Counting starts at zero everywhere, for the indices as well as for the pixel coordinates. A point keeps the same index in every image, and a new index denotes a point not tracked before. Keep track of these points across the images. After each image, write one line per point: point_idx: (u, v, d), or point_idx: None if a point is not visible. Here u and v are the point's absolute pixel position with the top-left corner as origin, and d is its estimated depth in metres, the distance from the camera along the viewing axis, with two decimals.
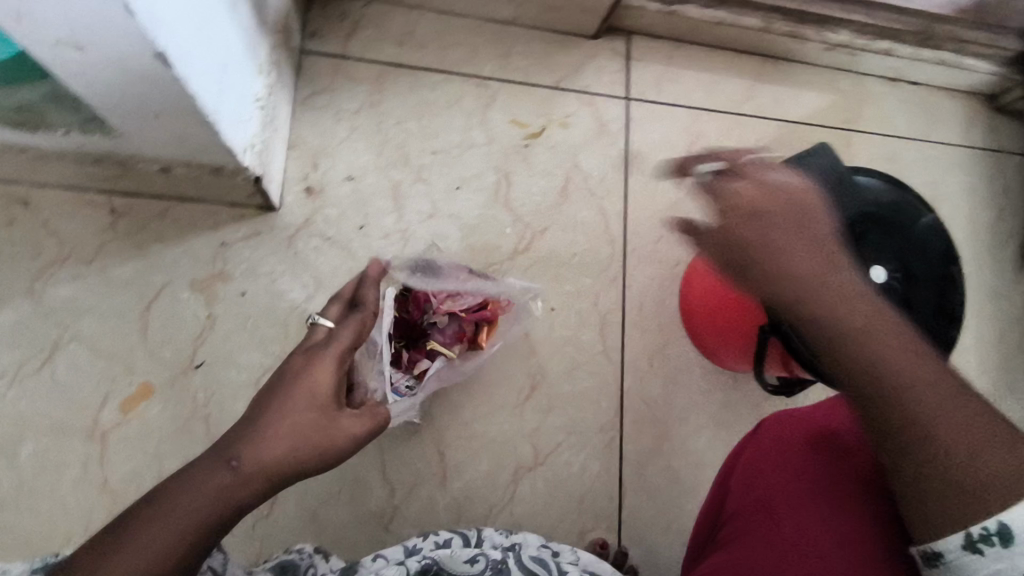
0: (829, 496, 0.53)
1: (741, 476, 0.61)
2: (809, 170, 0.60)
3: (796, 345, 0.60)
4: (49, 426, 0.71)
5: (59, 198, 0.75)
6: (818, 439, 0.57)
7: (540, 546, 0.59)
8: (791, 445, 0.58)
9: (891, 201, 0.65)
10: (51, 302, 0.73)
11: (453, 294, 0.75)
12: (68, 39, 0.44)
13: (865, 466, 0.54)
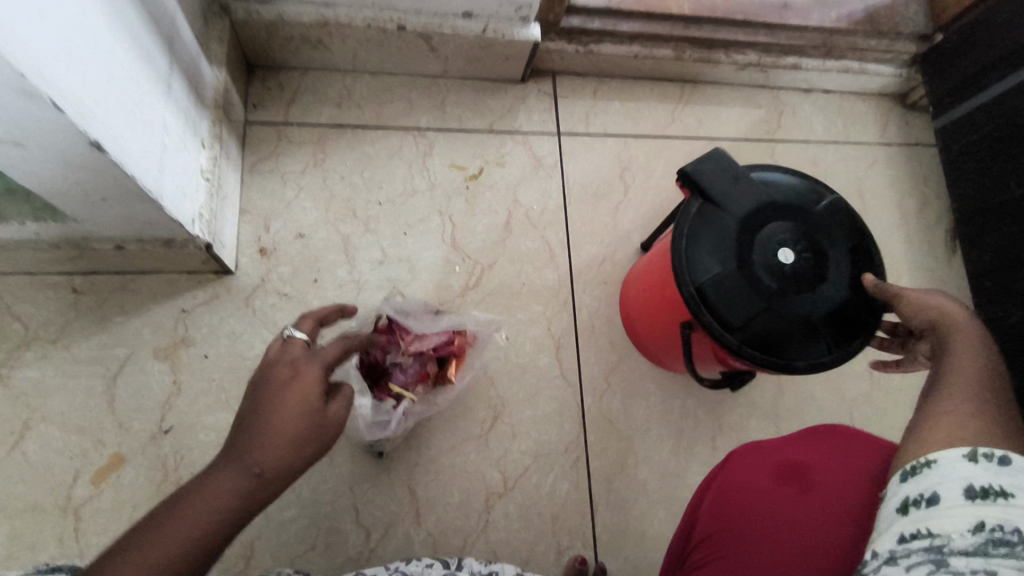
0: (798, 530, 0.51)
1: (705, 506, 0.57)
2: (703, 178, 0.67)
3: (720, 332, 0.63)
4: (24, 506, 0.73)
5: (20, 284, 0.78)
6: (784, 467, 0.55)
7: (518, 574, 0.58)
8: (758, 477, 0.55)
9: (788, 189, 0.68)
10: (18, 384, 0.76)
11: (419, 336, 0.79)
12: (7, 138, 0.48)
13: (834, 501, 0.52)
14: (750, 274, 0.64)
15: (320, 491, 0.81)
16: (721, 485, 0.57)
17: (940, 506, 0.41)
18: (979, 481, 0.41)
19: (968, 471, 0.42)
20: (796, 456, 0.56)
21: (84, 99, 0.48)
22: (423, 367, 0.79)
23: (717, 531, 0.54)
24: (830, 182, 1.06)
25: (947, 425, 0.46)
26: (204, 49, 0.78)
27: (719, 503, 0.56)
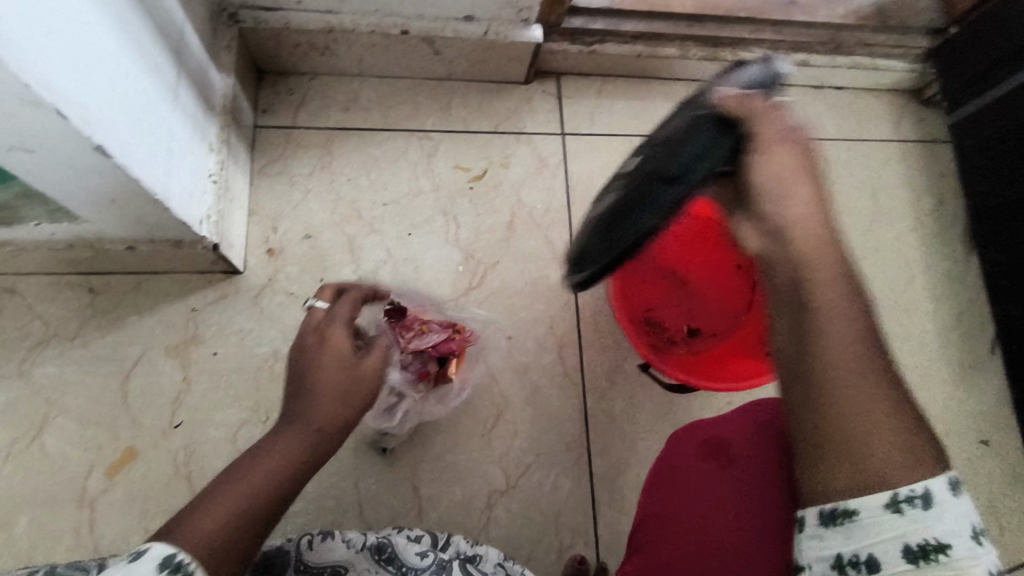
0: (722, 506, 0.55)
1: (649, 488, 0.63)
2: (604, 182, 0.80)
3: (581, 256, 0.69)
4: (42, 497, 0.76)
5: (41, 284, 0.82)
6: (709, 444, 0.60)
7: (497, 563, 0.61)
8: (687, 458, 0.60)
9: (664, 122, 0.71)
10: (39, 380, 0.79)
11: (419, 335, 0.77)
12: (18, 144, 0.51)
13: (754, 475, 0.56)
14: (633, 170, 0.68)
15: (325, 487, 0.83)
16: (658, 472, 0.62)
17: (881, 573, 0.40)
18: (915, 539, 0.40)
19: (896, 528, 0.41)
20: (722, 432, 0.60)
21: (88, 106, 0.51)
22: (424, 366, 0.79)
23: (656, 516, 0.59)
24: (840, 180, 1.05)
25: (841, 441, 0.44)
26: (213, 57, 0.81)
27: (656, 489, 0.61)
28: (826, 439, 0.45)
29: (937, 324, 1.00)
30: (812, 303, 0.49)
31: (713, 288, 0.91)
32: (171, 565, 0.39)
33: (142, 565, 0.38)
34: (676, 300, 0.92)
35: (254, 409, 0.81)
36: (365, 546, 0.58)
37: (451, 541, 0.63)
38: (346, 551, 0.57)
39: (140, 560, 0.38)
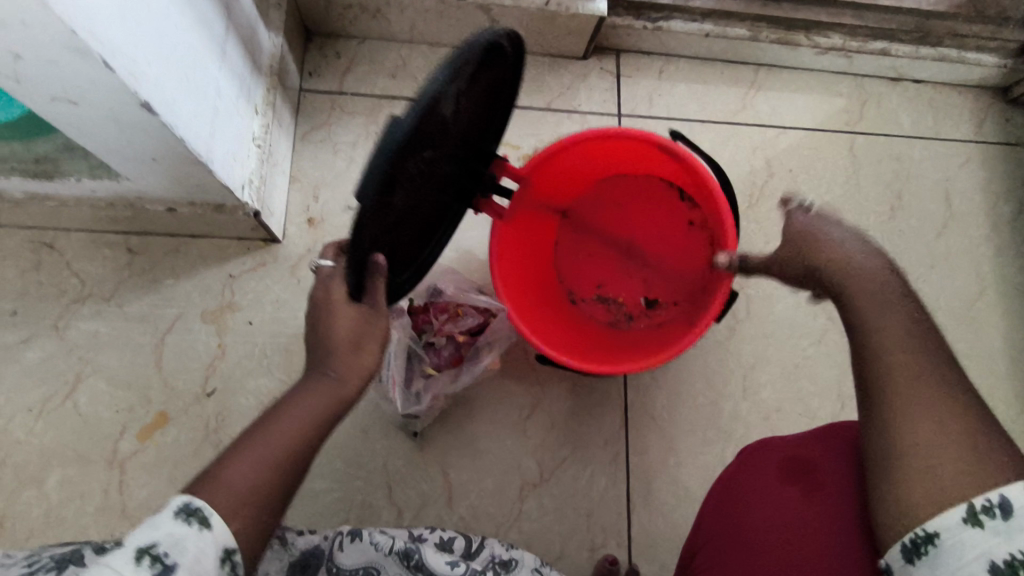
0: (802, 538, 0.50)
1: (714, 504, 0.58)
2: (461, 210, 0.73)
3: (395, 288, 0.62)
4: (74, 456, 0.75)
5: (79, 239, 0.80)
6: (791, 465, 0.54)
7: (535, 568, 0.60)
8: (765, 475, 0.55)
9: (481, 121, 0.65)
10: (74, 337, 0.78)
11: (453, 317, 0.78)
12: (62, 95, 0.48)
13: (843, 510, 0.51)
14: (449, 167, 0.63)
15: (355, 466, 0.81)
16: (727, 487, 0.58)
17: None
18: (1000, 554, 0.39)
19: (977, 543, 0.39)
20: (805, 451, 0.55)
21: (136, 59, 0.48)
22: (458, 353, 0.78)
23: (718, 536, 0.55)
24: (912, 181, 0.98)
25: (926, 449, 0.43)
26: (262, 15, 0.77)
27: (724, 505, 0.56)
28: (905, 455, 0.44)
29: (1007, 342, 0.94)
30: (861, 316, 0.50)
31: (661, 248, 0.86)
32: (187, 511, 0.41)
33: (161, 515, 0.40)
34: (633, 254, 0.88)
35: (286, 382, 0.79)
36: (394, 550, 0.57)
37: (485, 545, 0.62)
38: (375, 555, 0.56)
39: (161, 511, 0.41)
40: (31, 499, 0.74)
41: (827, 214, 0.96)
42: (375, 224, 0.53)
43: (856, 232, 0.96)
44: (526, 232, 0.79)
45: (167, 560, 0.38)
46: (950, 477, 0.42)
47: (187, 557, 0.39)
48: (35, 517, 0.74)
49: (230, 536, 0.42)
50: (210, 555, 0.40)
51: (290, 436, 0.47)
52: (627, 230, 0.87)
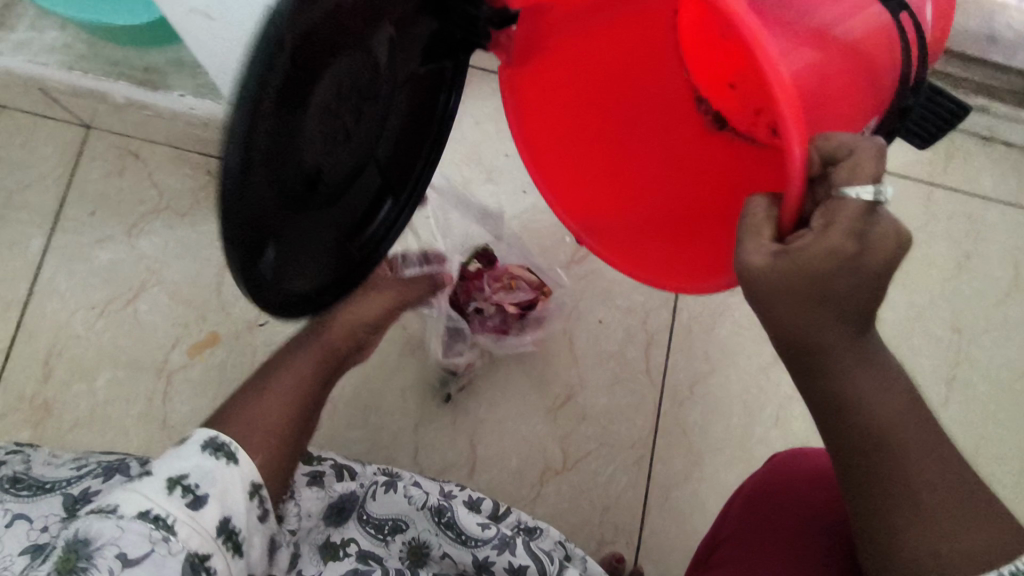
0: (802, 538, 0.54)
1: (741, 503, 0.61)
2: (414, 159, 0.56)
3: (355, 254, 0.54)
4: (126, 359, 0.78)
5: (163, 154, 0.82)
6: (818, 475, 0.58)
7: (557, 543, 0.63)
8: (791, 484, 0.58)
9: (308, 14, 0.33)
10: (145, 246, 0.80)
11: (504, 288, 0.76)
12: (202, 9, 0.49)
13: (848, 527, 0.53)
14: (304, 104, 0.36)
15: (386, 420, 0.83)
16: (754, 487, 0.61)
17: None
18: None
19: None
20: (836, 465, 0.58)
21: None
22: (507, 319, 0.78)
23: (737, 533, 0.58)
24: (984, 244, 0.97)
25: (923, 510, 0.40)
26: None
27: (749, 504, 0.60)
28: (904, 515, 0.40)
29: None
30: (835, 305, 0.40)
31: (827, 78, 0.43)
32: (214, 445, 0.44)
33: (189, 447, 0.43)
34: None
35: None
36: (426, 506, 0.61)
37: (510, 509, 0.65)
38: (407, 507, 0.61)
39: (188, 441, 0.44)
40: (80, 393, 0.76)
41: None
42: (304, 236, 0.45)
43: (915, 283, 0.96)
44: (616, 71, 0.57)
45: (198, 491, 0.41)
46: (963, 539, 0.39)
47: (218, 487, 0.42)
48: (81, 410, 0.76)
49: (255, 469, 0.45)
50: (238, 488, 0.44)
51: (306, 380, 0.54)
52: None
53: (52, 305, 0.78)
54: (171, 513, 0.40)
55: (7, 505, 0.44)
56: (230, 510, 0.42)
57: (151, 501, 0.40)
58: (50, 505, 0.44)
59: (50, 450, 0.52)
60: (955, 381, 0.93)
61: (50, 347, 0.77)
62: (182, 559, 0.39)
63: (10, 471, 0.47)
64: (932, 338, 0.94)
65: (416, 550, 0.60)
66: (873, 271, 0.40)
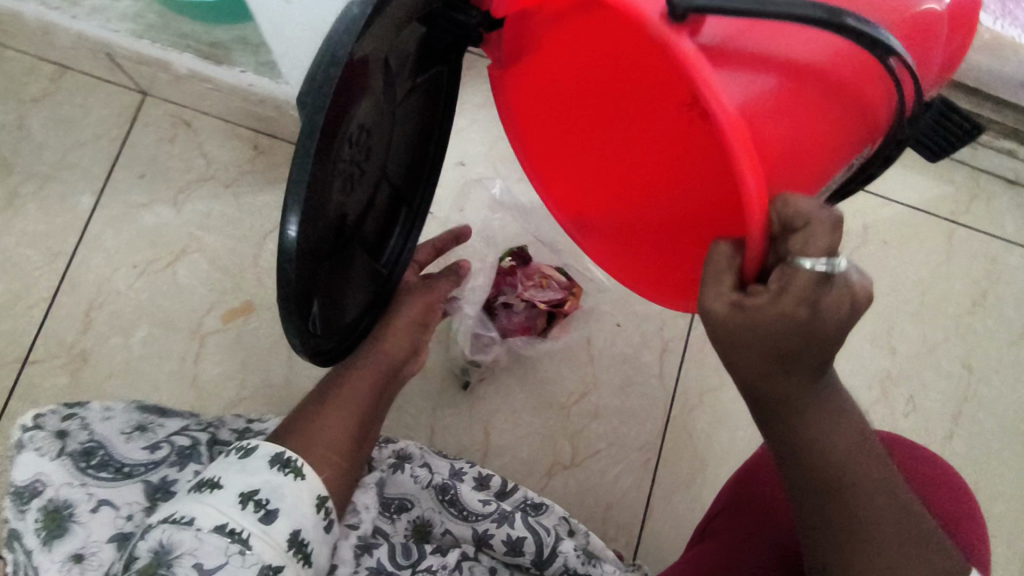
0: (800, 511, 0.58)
1: (739, 480, 0.64)
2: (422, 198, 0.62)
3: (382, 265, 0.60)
4: (163, 319, 0.81)
5: (214, 125, 0.85)
6: None
7: (561, 519, 0.63)
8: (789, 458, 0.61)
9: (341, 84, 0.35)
10: (189, 212, 0.83)
11: (534, 286, 0.79)
12: None
13: None
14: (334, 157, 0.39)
15: (404, 401, 0.85)
16: (752, 464, 0.64)
17: None
18: None
19: None
20: None
21: None
22: (536, 311, 0.81)
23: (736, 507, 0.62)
24: (1000, 285, 0.99)
25: (881, 541, 0.43)
26: None
27: (746, 479, 0.63)
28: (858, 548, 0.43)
29: None
30: (793, 360, 0.41)
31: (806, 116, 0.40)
32: (282, 462, 0.49)
33: (259, 463, 0.48)
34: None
35: None
36: (431, 485, 0.61)
37: (517, 486, 0.65)
38: (414, 486, 0.61)
39: (259, 457, 0.49)
40: (116, 347, 0.79)
41: (907, 294, 0.98)
42: (346, 269, 0.51)
43: (930, 317, 0.98)
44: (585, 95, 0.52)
45: (269, 505, 0.46)
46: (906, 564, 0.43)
47: (285, 502, 0.47)
48: (115, 363, 0.79)
49: (320, 484, 0.50)
50: (305, 501, 0.48)
51: (359, 398, 0.59)
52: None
53: (96, 261, 0.81)
54: (245, 527, 0.44)
55: (90, 487, 0.47)
56: (299, 524, 0.47)
57: (226, 517, 0.44)
58: (130, 493, 0.48)
59: (101, 404, 0.53)
60: (961, 416, 0.95)
61: (91, 301, 0.80)
62: (255, 569, 0.44)
63: (76, 443, 0.49)
64: (941, 373, 0.96)
65: (419, 529, 0.59)
66: (829, 328, 0.39)
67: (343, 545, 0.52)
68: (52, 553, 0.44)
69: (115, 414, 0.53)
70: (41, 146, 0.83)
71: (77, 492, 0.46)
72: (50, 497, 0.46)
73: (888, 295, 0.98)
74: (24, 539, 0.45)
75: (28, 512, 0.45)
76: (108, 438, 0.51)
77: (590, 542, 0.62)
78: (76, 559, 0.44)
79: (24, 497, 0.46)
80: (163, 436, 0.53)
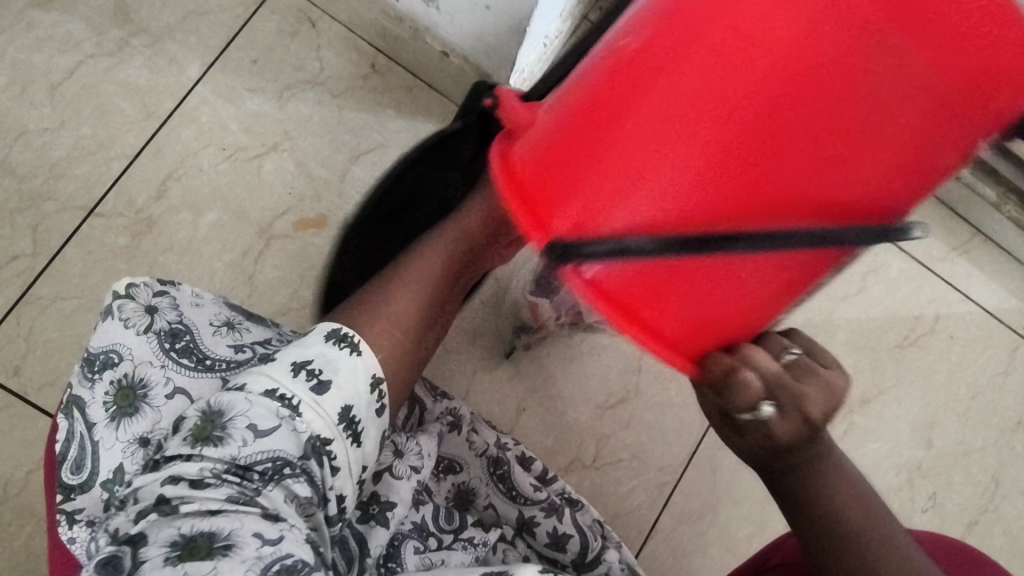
0: None
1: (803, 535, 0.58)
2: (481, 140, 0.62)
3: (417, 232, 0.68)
4: (235, 207, 0.78)
5: (337, 32, 0.83)
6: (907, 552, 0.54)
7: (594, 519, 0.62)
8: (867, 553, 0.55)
9: None
10: (290, 112, 0.81)
11: None
12: None
13: None
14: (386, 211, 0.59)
15: (448, 357, 0.85)
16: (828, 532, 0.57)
17: None
18: None
19: None
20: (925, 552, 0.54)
21: None
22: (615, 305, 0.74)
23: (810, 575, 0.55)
24: None
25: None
26: None
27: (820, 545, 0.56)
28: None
29: None
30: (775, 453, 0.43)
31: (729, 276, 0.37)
32: (337, 337, 0.48)
33: (315, 337, 0.47)
34: (838, 81, 0.30)
35: None
36: (484, 455, 0.63)
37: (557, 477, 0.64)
38: (466, 451, 0.63)
39: (314, 334, 0.48)
40: (183, 222, 0.77)
41: (956, 393, 0.97)
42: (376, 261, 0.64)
43: (971, 422, 0.96)
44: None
45: (322, 376, 0.45)
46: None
47: (339, 376, 0.46)
48: (177, 239, 0.77)
49: (375, 363, 0.49)
50: (361, 381, 0.47)
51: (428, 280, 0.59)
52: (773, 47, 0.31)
53: (188, 132, 0.79)
54: (296, 394, 0.43)
55: (170, 371, 0.46)
56: (351, 400, 0.46)
57: (277, 382, 0.43)
58: (207, 385, 0.46)
59: (192, 288, 0.51)
60: (975, 527, 0.94)
61: (171, 170, 0.78)
62: (304, 437, 0.43)
63: (164, 321, 0.47)
64: (968, 479, 0.95)
65: (462, 494, 0.62)
66: (784, 432, 0.41)
67: (401, 484, 0.53)
68: (121, 430, 0.43)
69: (205, 303, 0.51)
70: (164, 3, 0.81)
71: (156, 373, 0.45)
72: (126, 373, 0.45)
73: (938, 388, 0.97)
74: (90, 411, 0.44)
75: (98, 383, 0.44)
76: (197, 325, 0.49)
77: (624, 552, 0.58)
78: (142, 442, 0.43)
79: (93, 365, 0.45)
80: (248, 340, 0.50)
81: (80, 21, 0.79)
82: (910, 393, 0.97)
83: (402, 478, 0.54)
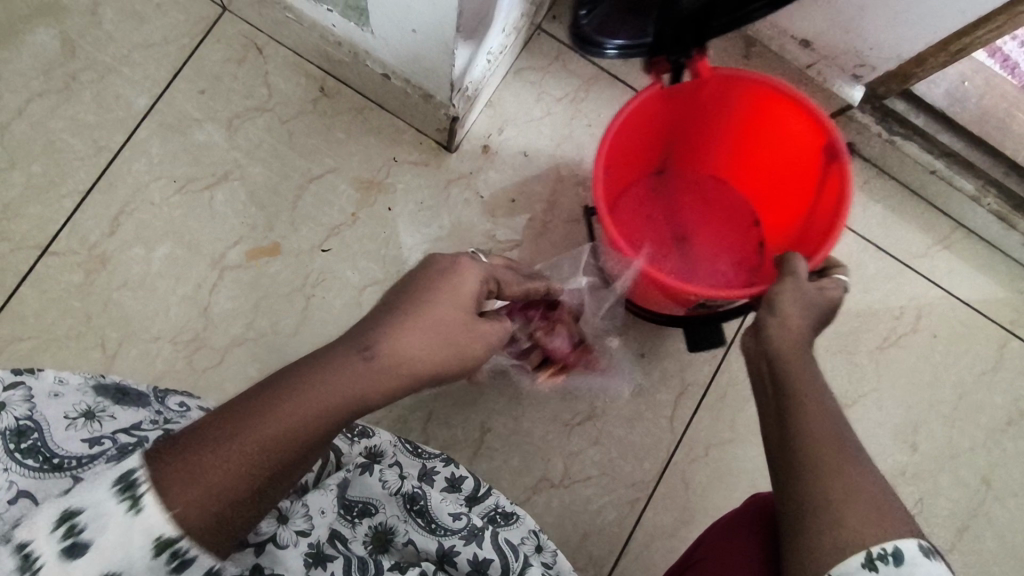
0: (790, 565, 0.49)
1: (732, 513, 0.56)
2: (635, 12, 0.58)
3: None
4: (187, 240, 0.78)
5: (284, 57, 0.82)
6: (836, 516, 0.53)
7: (529, 532, 0.61)
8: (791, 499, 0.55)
9: None
10: (241, 140, 0.80)
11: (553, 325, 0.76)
12: None
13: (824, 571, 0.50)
14: None
15: None
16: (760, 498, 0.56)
17: None
18: None
19: None
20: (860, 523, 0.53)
21: None
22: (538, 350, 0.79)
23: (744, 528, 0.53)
24: None
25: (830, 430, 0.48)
26: None
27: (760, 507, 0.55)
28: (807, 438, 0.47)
29: None
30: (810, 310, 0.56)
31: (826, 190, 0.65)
32: (124, 484, 0.36)
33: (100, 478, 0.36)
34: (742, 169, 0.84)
35: (391, 277, 0.79)
36: (399, 493, 0.59)
37: (490, 493, 0.64)
38: (380, 492, 0.58)
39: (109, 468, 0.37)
40: (136, 257, 0.77)
41: (941, 394, 0.94)
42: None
43: (957, 423, 0.93)
44: (651, 133, 0.73)
45: (80, 536, 0.35)
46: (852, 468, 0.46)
47: (104, 537, 0.35)
48: (132, 273, 0.77)
49: (164, 523, 0.36)
50: (136, 545, 0.36)
51: (321, 404, 0.41)
52: (725, 211, 0.83)
53: (138, 166, 0.79)
54: (41, 554, 0.35)
55: (12, 475, 0.43)
56: (116, 567, 0.35)
57: (32, 536, 0.35)
58: (54, 487, 0.43)
59: (58, 374, 0.49)
60: (965, 531, 0.91)
61: (121, 205, 0.78)
62: None
63: (12, 419, 0.45)
64: (956, 481, 0.92)
65: (379, 536, 0.57)
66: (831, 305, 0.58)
67: (287, 553, 0.50)
68: None
69: (68, 391, 0.48)
70: (110, 38, 0.81)
71: None
72: None
73: (921, 389, 0.94)
74: None
75: None
76: (49, 420, 0.46)
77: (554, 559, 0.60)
78: None
79: None
80: (109, 430, 0.46)
81: (27, 62, 0.80)
82: (892, 396, 0.94)
83: (289, 546, 0.50)
